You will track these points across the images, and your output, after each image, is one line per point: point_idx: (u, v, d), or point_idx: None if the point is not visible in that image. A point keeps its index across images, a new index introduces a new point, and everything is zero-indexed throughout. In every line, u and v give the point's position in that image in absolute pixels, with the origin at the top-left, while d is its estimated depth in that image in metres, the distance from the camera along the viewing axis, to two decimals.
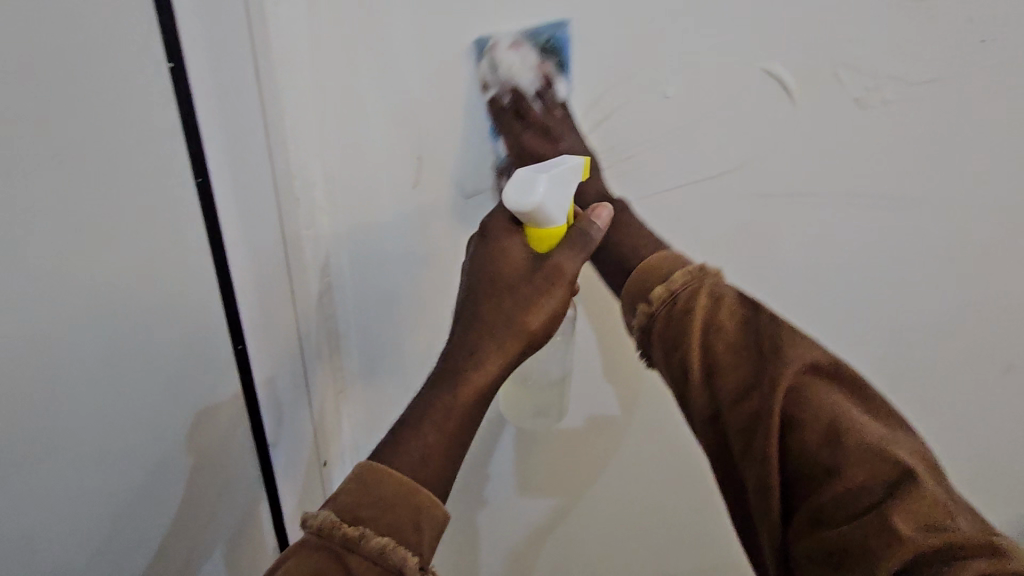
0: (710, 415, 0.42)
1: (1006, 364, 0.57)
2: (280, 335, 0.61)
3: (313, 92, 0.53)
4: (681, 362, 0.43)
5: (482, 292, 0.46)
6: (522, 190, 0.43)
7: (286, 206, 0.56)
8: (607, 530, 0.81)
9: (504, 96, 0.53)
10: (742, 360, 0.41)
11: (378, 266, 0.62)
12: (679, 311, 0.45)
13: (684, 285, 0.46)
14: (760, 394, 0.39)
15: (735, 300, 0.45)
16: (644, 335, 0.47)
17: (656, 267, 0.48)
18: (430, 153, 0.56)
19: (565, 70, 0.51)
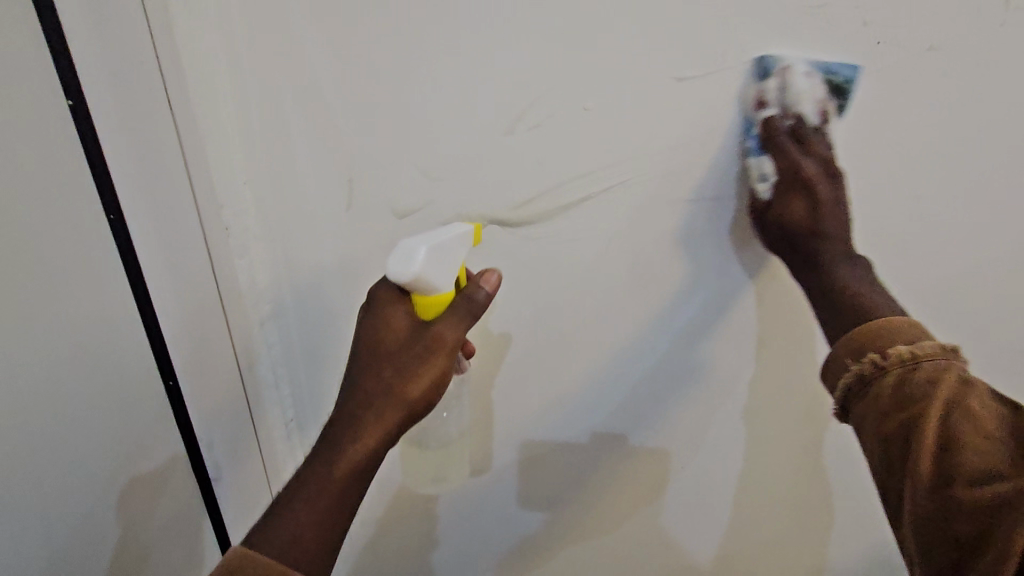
0: (931, 490, 0.39)
1: None
2: (218, 361, 0.61)
3: (236, 119, 0.54)
4: (910, 424, 0.40)
5: (363, 361, 0.49)
6: (403, 262, 0.46)
7: (214, 234, 0.56)
8: (688, 522, 0.76)
9: (789, 119, 0.50)
10: (995, 448, 0.38)
11: (317, 291, 0.62)
12: (922, 376, 0.41)
13: (933, 356, 0.42)
14: (1013, 487, 0.36)
15: (986, 389, 0.41)
16: (858, 383, 0.45)
17: (894, 326, 0.44)
18: (362, 178, 0.56)
19: (844, 110, 0.50)
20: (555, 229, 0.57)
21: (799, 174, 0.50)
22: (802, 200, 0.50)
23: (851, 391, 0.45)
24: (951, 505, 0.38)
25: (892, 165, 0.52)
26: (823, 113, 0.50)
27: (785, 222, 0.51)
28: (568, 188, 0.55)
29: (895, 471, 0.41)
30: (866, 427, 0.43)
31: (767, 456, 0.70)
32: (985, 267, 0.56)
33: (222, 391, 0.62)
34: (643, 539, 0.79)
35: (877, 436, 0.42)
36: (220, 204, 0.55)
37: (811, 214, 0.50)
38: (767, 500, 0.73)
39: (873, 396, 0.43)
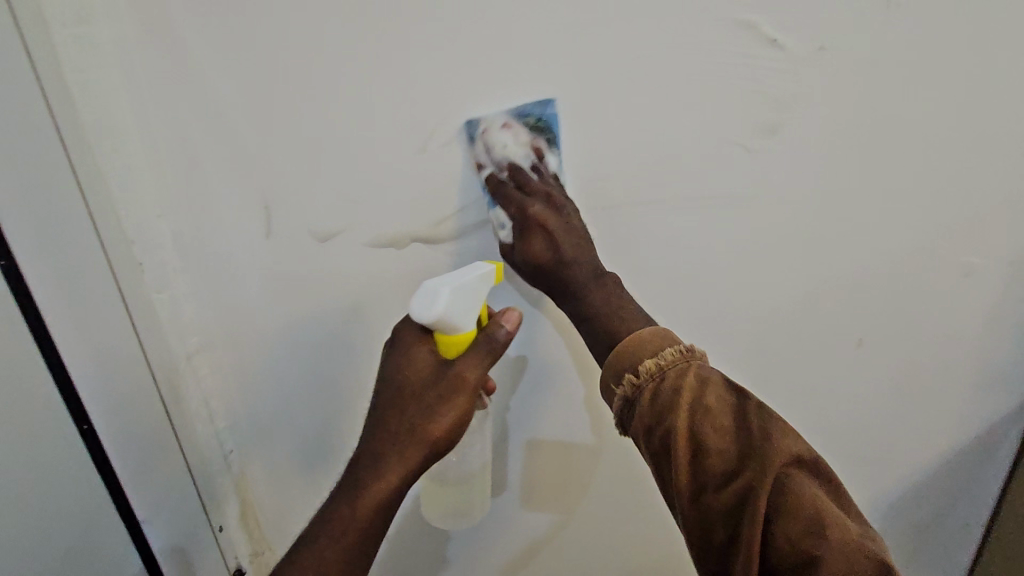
0: (693, 499, 0.40)
1: (857, 338, 0.61)
2: (139, 400, 0.58)
3: (145, 155, 0.53)
4: (667, 442, 0.41)
5: (390, 400, 0.50)
6: (426, 303, 0.47)
7: (128, 274, 0.55)
8: (578, 547, 0.79)
9: (501, 171, 0.53)
10: (731, 448, 0.40)
11: (245, 321, 0.61)
12: (669, 386, 0.42)
13: (675, 363, 0.43)
14: (747, 482, 0.39)
15: (718, 379, 0.43)
16: (625, 405, 0.44)
17: (641, 339, 0.45)
18: (279, 204, 0.55)
19: (555, 144, 0.52)
20: (482, 244, 0.57)
21: (528, 215, 0.51)
22: (541, 238, 0.51)
23: (623, 411, 0.45)
24: (706, 507, 0.40)
25: (801, 163, 0.53)
26: (535, 154, 0.53)
27: (534, 259, 0.51)
28: (486, 202, 0.55)
29: (662, 481, 0.42)
30: (639, 444, 0.43)
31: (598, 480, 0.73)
32: (904, 256, 0.57)
33: (145, 430, 0.60)
34: (571, 561, 0.80)
35: (648, 452, 0.43)
36: (132, 240, 0.54)
37: (553, 247, 0.50)
38: (618, 523, 0.76)
39: (635, 412, 0.43)
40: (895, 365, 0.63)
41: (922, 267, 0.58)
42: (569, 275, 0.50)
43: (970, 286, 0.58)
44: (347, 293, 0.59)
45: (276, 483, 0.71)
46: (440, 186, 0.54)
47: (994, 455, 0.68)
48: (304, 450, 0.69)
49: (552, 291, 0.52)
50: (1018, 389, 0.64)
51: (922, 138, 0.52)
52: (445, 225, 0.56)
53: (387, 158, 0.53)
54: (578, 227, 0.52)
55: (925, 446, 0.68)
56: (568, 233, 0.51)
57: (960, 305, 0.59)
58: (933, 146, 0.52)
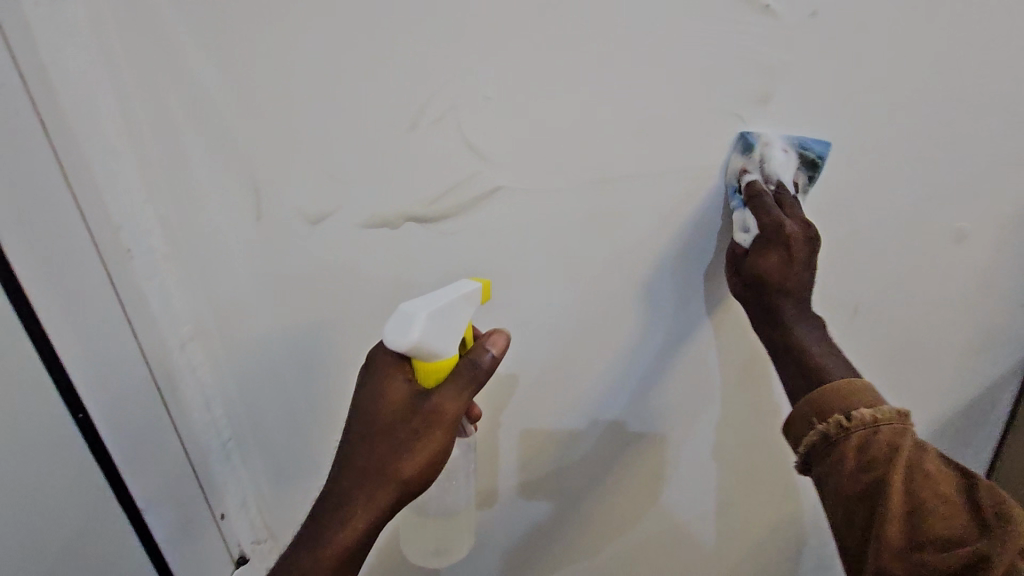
0: (905, 563, 0.40)
1: (853, 307, 0.61)
2: (132, 387, 0.58)
3: (128, 140, 0.52)
4: (878, 492, 0.42)
5: (364, 435, 0.50)
6: (400, 331, 0.45)
7: (116, 260, 0.54)
8: (685, 537, 0.79)
9: (768, 183, 0.52)
10: (954, 515, 0.41)
11: (240, 307, 0.60)
12: (886, 442, 0.43)
13: (891, 419, 0.44)
14: (978, 552, 0.39)
15: (936, 450, 0.44)
16: (822, 443, 0.45)
17: (861, 386, 0.46)
18: (267, 186, 0.54)
19: (812, 180, 0.55)
20: (475, 223, 0.56)
21: (781, 231, 0.49)
22: (778, 253, 0.50)
23: (816, 453, 0.46)
24: (919, 567, 0.40)
25: (793, 130, 0.52)
26: (798, 180, 0.55)
27: (762, 274, 0.50)
28: (480, 180, 0.54)
29: (857, 530, 0.43)
30: (830, 491, 0.44)
31: (730, 478, 0.73)
32: (898, 223, 0.57)
33: (141, 416, 0.59)
34: (659, 548, 0.80)
35: (839, 498, 0.43)
36: (120, 226, 0.54)
37: (786, 264, 0.50)
38: (741, 516, 0.77)
39: (835, 456, 0.44)
40: (890, 332, 0.63)
41: (916, 234, 0.58)
42: (778, 302, 0.51)
43: (963, 252, 0.59)
44: (341, 276, 0.59)
45: (275, 469, 0.71)
46: (432, 165, 0.54)
47: (988, 417, 0.69)
48: (303, 436, 0.69)
49: (763, 309, 0.52)
50: (1012, 353, 0.65)
51: (915, 104, 0.52)
52: (438, 204, 0.55)
53: (376, 136, 0.52)
54: (816, 251, 0.50)
55: (922, 412, 0.69)
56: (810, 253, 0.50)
57: (954, 271, 0.60)
58: (926, 112, 0.52)
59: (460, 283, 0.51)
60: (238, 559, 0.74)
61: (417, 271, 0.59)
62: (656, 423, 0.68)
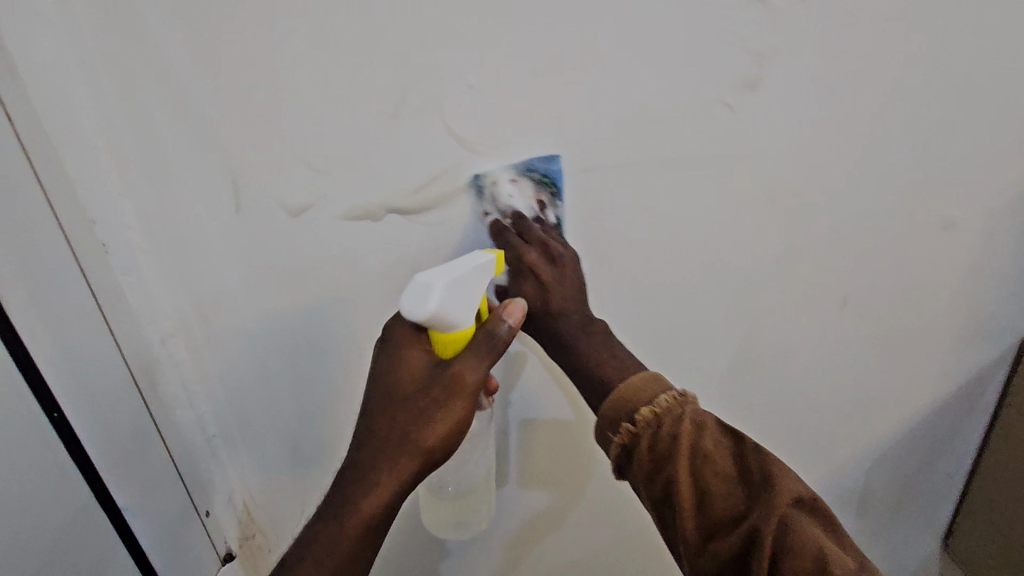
0: (704, 546, 0.41)
1: (842, 296, 0.61)
2: (110, 385, 0.57)
3: (100, 131, 0.51)
4: (671, 485, 0.42)
5: (382, 406, 0.49)
6: (418, 301, 0.45)
7: (89, 255, 0.53)
8: (582, 549, 0.82)
9: (505, 218, 0.55)
10: (735, 491, 0.41)
11: (221, 302, 0.59)
12: (665, 436, 0.43)
13: (671, 409, 0.44)
14: (750, 528, 0.40)
15: (711, 426, 0.44)
16: (621, 452, 0.46)
17: (635, 389, 0.46)
18: (245, 176, 0.53)
19: (557, 200, 0.55)
20: (460, 213, 0.55)
21: (526, 262, 0.54)
22: (532, 282, 0.54)
23: (620, 458, 0.46)
24: (714, 555, 0.40)
25: (783, 116, 0.52)
26: (543, 206, 0.55)
27: (525, 301, 0.55)
28: (464, 170, 0.53)
29: (667, 526, 0.44)
30: (641, 489, 0.45)
31: (583, 493, 0.76)
32: (888, 211, 0.57)
33: (120, 414, 0.58)
34: (569, 559, 0.83)
35: (649, 498, 0.44)
36: (93, 220, 0.52)
37: (542, 293, 0.54)
38: (598, 531, 0.80)
39: (633, 460, 0.44)
40: (879, 321, 0.63)
41: (906, 222, 0.57)
42: (556, 326, 0.53)
43: (953, 239, 0.58)
44: (324, 269, 0.58)
45: (261, 467, 0.70)
46: (414, 155, 0.52)
47: (976, 404, 0.70)
48: (287, 432, 0.68)
49: (536, 338, 0.55)
50: (1002, 337, 0.64)
51: (904, 90, 0.51)
52: (422, 195, 0.54)
53: (355, 124, 0.51)
54: (569, 278, 0.55)
55: (912, 400, 0.69)
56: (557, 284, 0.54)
57: (944, 259, 0.59)
58: (916, 98, 0.51)
59: (478, 252, 0.51)
60: (225, 556, 0.74)
61: (402, 263, 0.58)
62: None
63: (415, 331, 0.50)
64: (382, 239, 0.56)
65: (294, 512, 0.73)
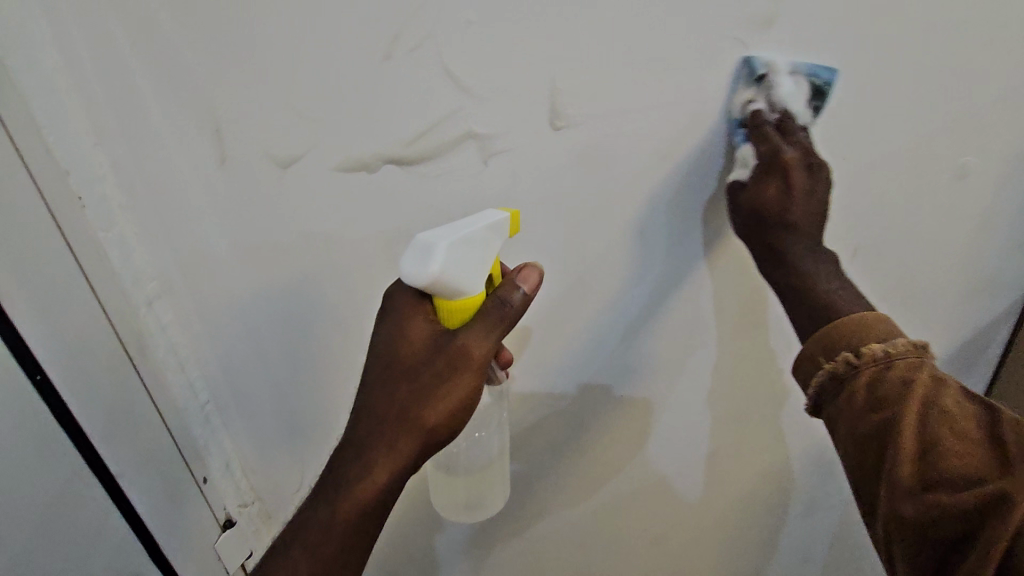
0: (918, 497, 0.38)
1: (852, 248, 0.60)
2: (97, 353, 0.54)
3: (69, 76, 0.47)
4: (890, 426, 0.40)
5: (386, 379, 0.48)
6: (421, 261, 0.43)
7: (68, 214, 0.50)
8: (680, 495, 0.80)
9: (772, 112, 0.50)
10: (976, 454, 0.37)
11: (208, 262, 0.56)
12: (897, 376, 0.41)
13: (905, 353, 0.42)
14: (998, 490, 0.35)
15: (959, 387, 0.41)
16: (832, 383, 0.44)
17: (870, 323, 0.44)
18: (230, 126, 0.50)
19: (819, 110, 0.52)
20: (462, 165, 0.53)
21: (777, 160, 0.48)
22: (777, 181, 0.48)
23: (825, 391, 0.45)
24: (931, 507, 0.37)
25: (800, 57, 0.49)
26: (807, 117, 0.51)
27: (760, 205, 0.49)
28: (467, 116, 0.50)
29: (875, 472, 0.41)
30: (843, 425, 0.43)
31: (717, 429, 0.72)
32: (903, 159, 0.55)
33: (108, 384, 0.56)
34: (662, 505, 0.81)
35: (854, 436, 0.42)
36: (68, 171, 0.49)
37: (785, 198, 0.48)
38: (703, 475, 0.77)
39: (846, 393, 0.43)
40: (886, 275, 0.62)
41: (920, 169, 0.55)
42: (788, 239, 0.49)
43: (968, 186, 0.57)
44: (318, 224, 0.55)
45: (258, 433, 0.69)
46: (411, 100, 0.49)
47: (982, 357, 0.69)
48: (283, 396, 0.66)
49: (765, 251, 0.50)
50: (1010, 292, 0.64)
51: (928, 26, 0.48)
52: (422, 145, 0.51)
53: (347, 68, 0.48)
54: (814, 190, 0.49)
55: None
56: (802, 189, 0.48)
57: (957, 209, 0.58)
58: (940, 36, 0.49)
59: (485, 214, 0.48)
60: (226, 523, 0.72)
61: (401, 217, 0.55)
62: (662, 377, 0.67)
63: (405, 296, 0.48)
64: (378, 192, 0.53)
65: (296, 478, 0.72)
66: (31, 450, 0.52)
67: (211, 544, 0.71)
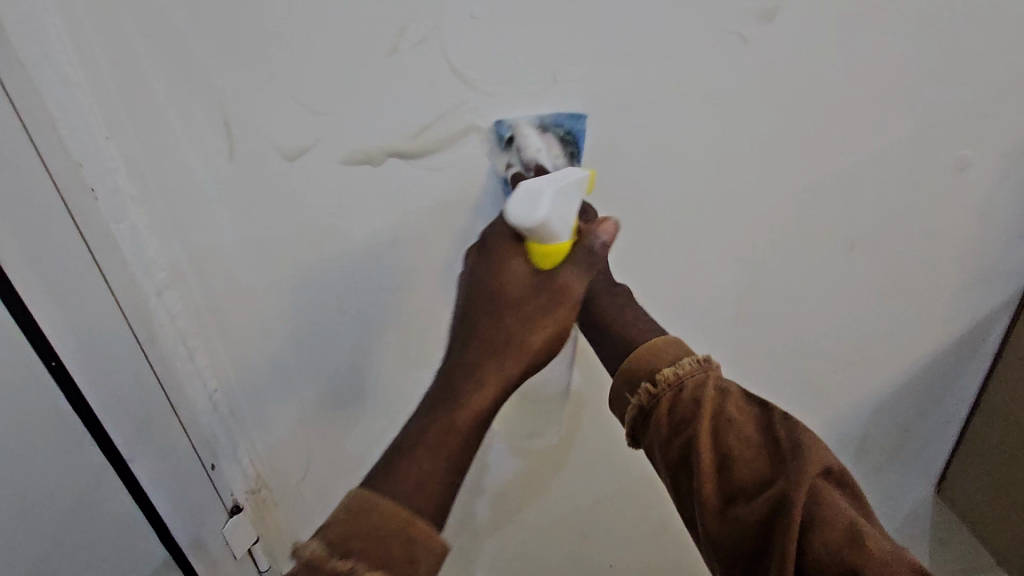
0: (722, 512, 0.42)
1: (851, 241, 0.61)
2: (107, 337, 0.57)
3: (81, 69, 0.47)
4: (691, 448, 0.44)
5: (480, 310, 0.48)
6: (527, 207, 0.43)
7: (79, 205, 0.51)
8: (611, 499, 0.83)
9: (529, 172, 0.52)
10: (758, 460, 0.43)
11: (218, 253, 0.57)
12: (687, 397, 0.46)
13: (693, 373, 0.47)
14: (777, 493, 0.40)
15: (738, 396, 0.46)
16: (641, 414, 0.48)
17: (656, 351, 0.48)
18: (238, 119, 0.51)
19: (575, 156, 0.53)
20: (466, 158, 0.54)
21: None
22: None
23: (638, 420, 0.48)
24: (734, 520, 0.41)
25: (799, 51, 0.50)
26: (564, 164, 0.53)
27: None
28: (470, 110, 0.51)
29: (686, 493, 0.45)
30: (659, 453, 0.46)
31: (590, 453, 0.77)
32: (902, 152, 0.55)
33: (116, 367, 0.59)
34: (623, 498, 0.83)
35: (668, 461, 0.45)
36: (80, 164, 0.50)
37: None
38: (605, 487, 0.82)
39: (653, 419, 0.47)
40: (884, 268, 0.63)
41: (918, 163, 0.56)
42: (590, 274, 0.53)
43: (965, 180, 0.57)
44: (324, 215, 0.56)
45: (267, 423, 0.70)
46: (415, 94, 0.50)
47: (978, 349, 0.70)
48: (289, 384, 0.67)
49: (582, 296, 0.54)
50: (1004, 284, 0.65)
51: (925, 20, 0.49)
52: (427, 137, 0.52)
53: (353, 62, 0.49)
54: None
55: (912, 349, 0.70)
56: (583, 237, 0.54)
57: (954, 203, 0.59)
58: (936, 31, 0.49)
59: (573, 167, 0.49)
60: (233, 507, 0.74)
61: (406, 208, 0.56)
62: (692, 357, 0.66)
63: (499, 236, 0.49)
64: (383, 183, 0.54)
65: (301, 464, 0.74)
66: (43, 426, 0.55)
67: (217, 525, 0.73)
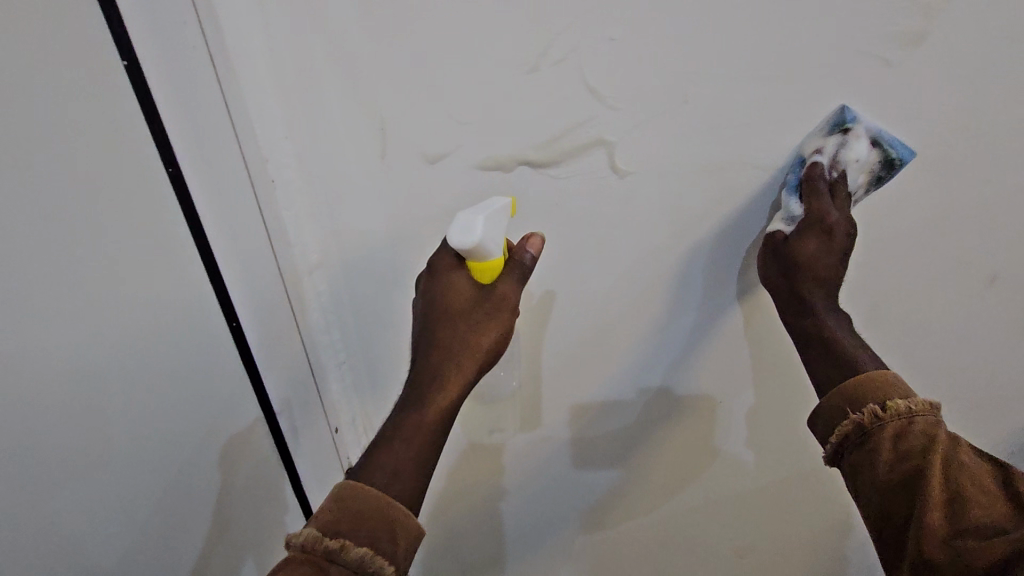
0: (946, 546, 0.43)
1: (990, 275, 0.59)
2: (270, 308, 0.67)
3: (272, 82, 0.55)
4: (919, 476, 0.44)
5: (438, 318, 0.54)
6: (466, 232, 0.51)
7: (263, 192, 0.60)
8: (750, 496, 0.84)
9: (832, 171, 0.52)
10: (993, 505, 0.43)
11: (358, 239, 0.65)
12: (921, 430, 0.46)
13: (925, 411, 0.47)
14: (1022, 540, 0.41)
15: (966, 445, 0.47)
16: (856, 432, 0.48)
17: (888, 379, 0.48)
18: (390, 126, 0.58)
19: (882, 178, 0.53)
20: (587, 169, 0.57)
21: (825, 221, 0.52)
22: (815, 239, 0.52)
23: (848, 440, 0.49)
24: (961, 555, 0.42)
25: (948, 77, 0.48)
26: (862, 181, 0.53)
27: (806, 257, 0.53)
28: (599, 124, 0.55)
29: (898, 520, 0.45)
30: (872, 474, 0.46)
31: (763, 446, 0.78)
32: None
33: (271, 335, 0.69)
34: (744, 500, 0.85)
35: (877, 486, 0.46)
36: (265, 159, 0.59)
37: (821, 250, 0.53)
38: (761, 481, 0.82)
39: (871, 444, 0.47)
40: (1013, 299, 0.61)
41: None
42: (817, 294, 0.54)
43: None
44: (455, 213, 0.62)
45: (381, 390, 0.79)
46: (548, 108, 0.54)
47: None
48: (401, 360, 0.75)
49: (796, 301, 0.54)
50: None
51: None
52: (555, 149, 0.56)
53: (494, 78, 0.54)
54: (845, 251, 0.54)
55: None
56: (830, 236, 0.53)
57: None
58: None
59: (495, 196, 0.57)
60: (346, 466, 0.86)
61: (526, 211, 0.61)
62: (798, 374, 0.70)
63: (444, 258, 0.55)
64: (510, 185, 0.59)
65: None
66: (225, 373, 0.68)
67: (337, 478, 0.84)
